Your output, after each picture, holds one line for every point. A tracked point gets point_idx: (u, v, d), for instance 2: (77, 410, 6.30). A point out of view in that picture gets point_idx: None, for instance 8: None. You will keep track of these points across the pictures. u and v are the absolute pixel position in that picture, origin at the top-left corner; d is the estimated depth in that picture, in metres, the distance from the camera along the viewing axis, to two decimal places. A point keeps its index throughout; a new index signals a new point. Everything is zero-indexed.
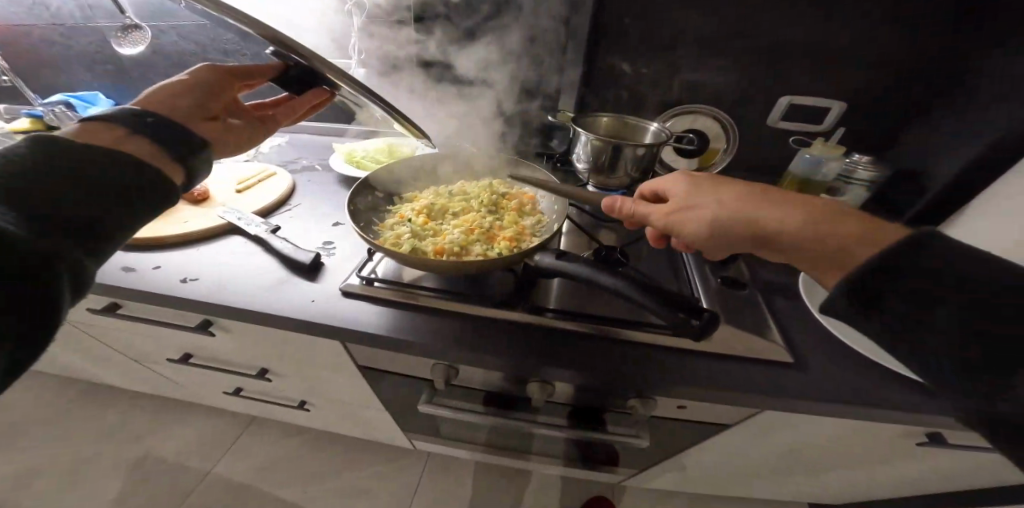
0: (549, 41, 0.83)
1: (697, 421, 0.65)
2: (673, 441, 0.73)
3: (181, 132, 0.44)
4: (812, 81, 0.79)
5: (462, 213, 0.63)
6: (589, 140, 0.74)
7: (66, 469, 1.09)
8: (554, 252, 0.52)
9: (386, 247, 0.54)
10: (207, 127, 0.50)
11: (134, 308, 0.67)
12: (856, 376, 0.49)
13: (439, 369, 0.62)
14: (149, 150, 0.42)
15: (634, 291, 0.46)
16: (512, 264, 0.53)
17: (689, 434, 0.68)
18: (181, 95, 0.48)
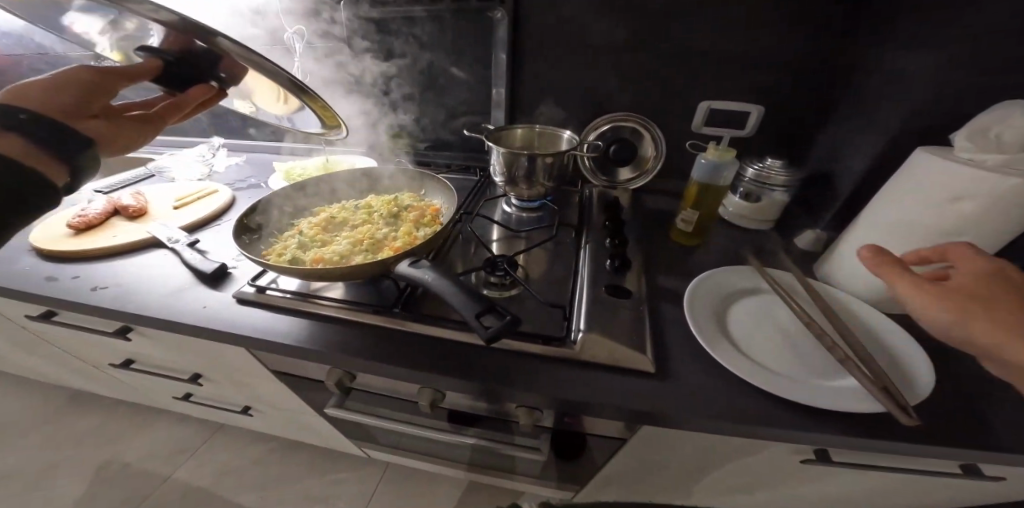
0: (471, 55, 0.87)
1: (593, 432, 0.64)
2: (586, 454, 0.72)
3: (60, 131, 0.46)
4: (726, 87, 0.78)
5: (361, 226, 0.66)
6: (500, 151, 0.74)
7: (38, 472, 1.15)
8: (413, 260, 0.52)
9: (267, 258, 0.57)
10: (89, 127, 0.51)
11: (67, 316, 0.70)
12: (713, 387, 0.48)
13: (335, 374, 0.65)
14: (24, 148, 0.45)
15: (455, 294, 0.46)
16: (380, 270, 0.54)
17: (594, 445, 0.67)
18: (53, 94, 0.49)
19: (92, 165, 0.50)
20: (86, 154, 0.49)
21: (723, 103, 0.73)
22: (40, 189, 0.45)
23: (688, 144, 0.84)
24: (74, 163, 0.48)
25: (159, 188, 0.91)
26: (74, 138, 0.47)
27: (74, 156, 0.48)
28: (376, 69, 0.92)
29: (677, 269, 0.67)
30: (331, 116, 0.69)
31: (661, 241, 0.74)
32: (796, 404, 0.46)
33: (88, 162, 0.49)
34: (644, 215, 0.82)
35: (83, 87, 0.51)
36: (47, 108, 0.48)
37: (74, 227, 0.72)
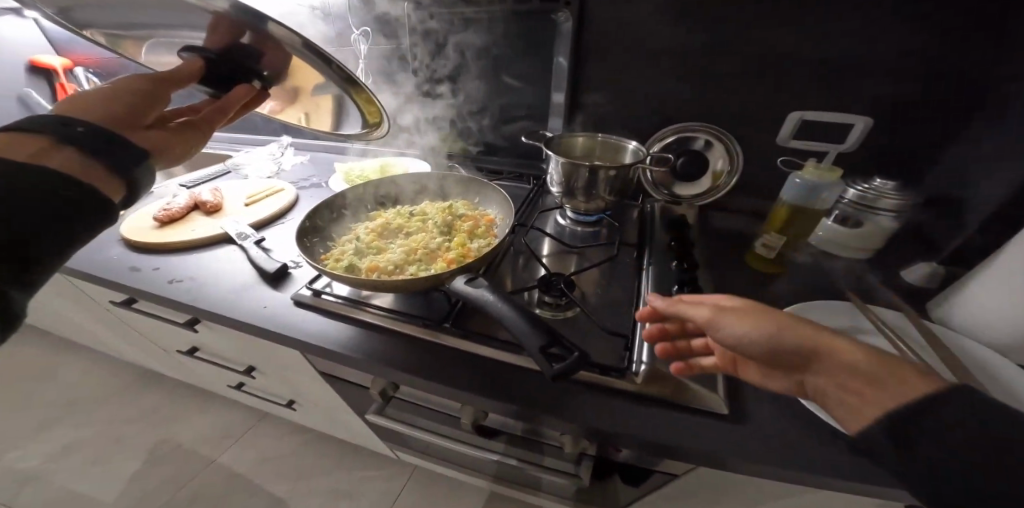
0: (530, 58, 0.84)
1: (643, 468, 0.58)
2: (630, 488, 0.66)
3: (116, 142, 0.45)
4: (817, 94, 0.70)
5: (416, 234, 0.66)
6: (560, 162, 0.70)
7: (107, 444, 1.26)
8: (468, 277, 0.50)
9: (324, 263, 0.57)
10: (147, 137, 0.51)
11: (145, 304, 0.75)
12: (800, 443, 0.42)
13: (379, 383, 0.64)
14: (80, 165, 0.44)
15: (515, 318, 0.43)
16: (433, 285, 0.53)
17: (642, 481, 0.62)
18: (110, 103, 0.48)
19: (147, 179, 0.49)
20: (141, 166, 0.48)
21: (819, 114, 0.65)
22: (99, 209, 0.44)
23: (778, 161, 0.75)
24: (130, 180, 0.47)
25: (231, 185, 0.96)
26: (132, 153, 0.47)
27: (132, 171, 0.47)
28: (434, 73, 0.92)
29: (753, 298, 0.60)
30: (374, 111, 0.69)
31: (731, 265, 0.67)
32: (909, 475, 0.38)
33: (144, 177, 0.49)
34: (712, 235, 0.74)
35: (138, 95, 0.50)
36: (104, 118, 0.47)
37: (160, 220, 0.77)
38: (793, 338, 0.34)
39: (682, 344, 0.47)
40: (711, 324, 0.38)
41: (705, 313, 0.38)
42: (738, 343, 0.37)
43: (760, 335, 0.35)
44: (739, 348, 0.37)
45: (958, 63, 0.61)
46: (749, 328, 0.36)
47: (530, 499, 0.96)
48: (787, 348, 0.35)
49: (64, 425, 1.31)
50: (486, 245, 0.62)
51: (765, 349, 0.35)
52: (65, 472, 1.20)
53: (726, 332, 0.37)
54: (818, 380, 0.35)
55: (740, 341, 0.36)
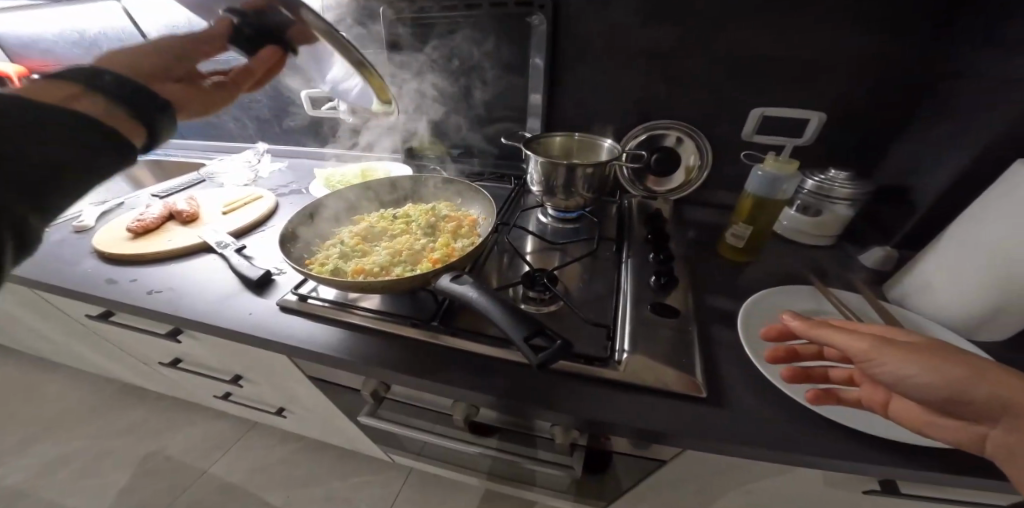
0: (507, 60, 0.86)
1: (629, 453, 0.61)
2: (617, 473, 0.69)
3: (146, 96, 0.47)
4: (781, 92, 0.74)
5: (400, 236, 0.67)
6: (539, 161, 0.73)
7: (88, 462, 1.22)
8: (453, 276, 0.52)
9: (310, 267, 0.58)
10: (170, 91, 0.53)
11: (123, 316, 0.73)
12: (770, 419, 0.45)
13: (370, 384, 0.65)
14: (106, 112, 0.44)
15: (500, 314, 0.45)
16: (418, 284, 0.54)
17: (628, 465, 0.65)
18: (141, 54, 0.50)
19: (167, 132, 0.50)
20: (164, 120, 0.49)
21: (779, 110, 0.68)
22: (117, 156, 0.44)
23: (743, 155, 0.79)
24: (150, 123, 0.47)
25: (208, 193, 0.94)
26: (154, 102, 0.47)
27: (155, 118, 0.47)
28: (412, 76, 0.93)
29: (726, 287, 0.63)
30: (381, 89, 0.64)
31: (705, 256, 0.70)
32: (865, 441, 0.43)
33: (165, 128, 0.49)
34: (687, 228, 0.78)
35: (174, 53, 0.52)
36: (136, 73, 0.49)
37: (133, 231, 0.75)
38: (945, 373, 0.33)
39: (816, 371, 0.47)
40: (874, 356, 0.36)
41: (867, 346, 0.36)
42: (903, 382, 0.35)
43: (921, 371, 0.34)
44: (903, 385, 0.35)
45: (903, 62, 0.66)
46: (915, 365, 0.34)
47: (523, 492, 0.98)
48: (948, 385, 0.34)
49: (39, 447, 1.26)
50: (470, 244, 0.64)
51: (930, 387, 0.34)
52: (43, 494, 1.16)
53: (886, 365, 0.35)
54: (1003, 431, 0.33)
55: (903, 379, 0.35)
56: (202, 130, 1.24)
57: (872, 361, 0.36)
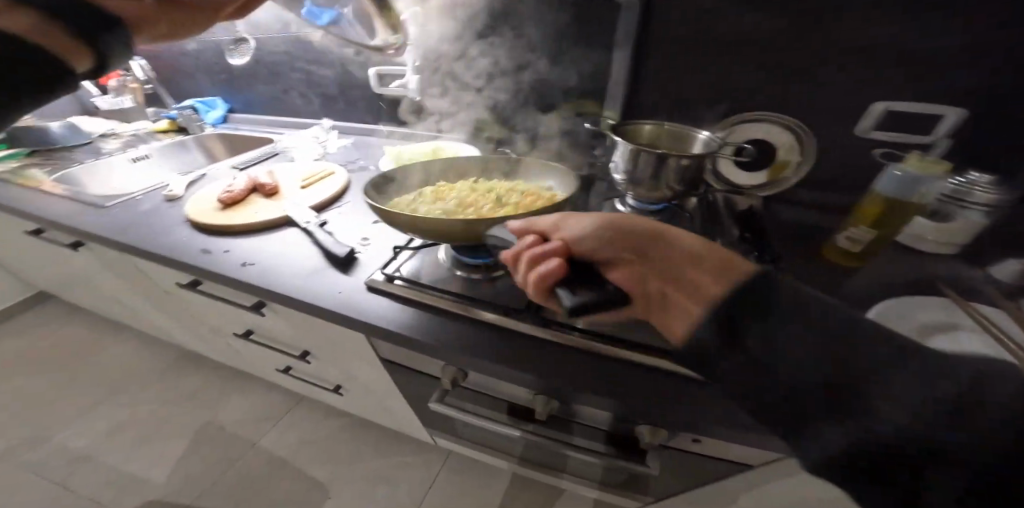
0: (593, 39, 0.82)
1: (715, 458, 0.60)
2: (692, 476, 0.68)
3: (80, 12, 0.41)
4: (904, 82, 0.66)
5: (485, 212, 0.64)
6: (628, 147, 0.68)
7: (150, 426, 1.29)
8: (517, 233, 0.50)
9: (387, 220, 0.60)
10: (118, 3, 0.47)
11: (210, 286, 0.75)
12: None
13: (449, 371, 0.63)
14: (33, 27, 0.39)
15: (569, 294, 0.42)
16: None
17: (710, 470, 0.63)
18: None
19: (122, 54, 0.45)
20: (109, 40, 0.43)
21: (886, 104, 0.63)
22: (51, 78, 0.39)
23: (875, 154, 0.72)
24: (97, 46, 0.42)
25: (283, 168, 0.95)
26: (95, 16, 0.42)
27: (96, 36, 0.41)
28: (491, 56, 0.91)
29: (838, 292, 0.58)
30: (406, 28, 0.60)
31: (807, 258, 0.65)
32: None
33: (115, 51, 0.43)
34: (781, 227, 0.73)
35: None
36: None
37: (222, 202, 0.77)
38: (656, 244, 0.38)
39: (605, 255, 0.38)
40: (562, 220, 0.43)
41: (535, 220, 0.46)
42: (576, 230, 0.40)
43: (661, 249, 0.38)
44: (584, 238, 0.39)
45: None
46: (593, 218, 0.41)
47: (554, 480, 0.98)
48: (641, 234, 0.39)
49: (108, 406, 1.34)
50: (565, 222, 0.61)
51: (598, 227, 0.39)
52: (110, 453, 1.22)
53: (573, 222, 0.42)
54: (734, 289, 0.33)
55: (583, 234, 0.39)
56: (270, 106, 1.27)
57: (558, 227, 0.42)
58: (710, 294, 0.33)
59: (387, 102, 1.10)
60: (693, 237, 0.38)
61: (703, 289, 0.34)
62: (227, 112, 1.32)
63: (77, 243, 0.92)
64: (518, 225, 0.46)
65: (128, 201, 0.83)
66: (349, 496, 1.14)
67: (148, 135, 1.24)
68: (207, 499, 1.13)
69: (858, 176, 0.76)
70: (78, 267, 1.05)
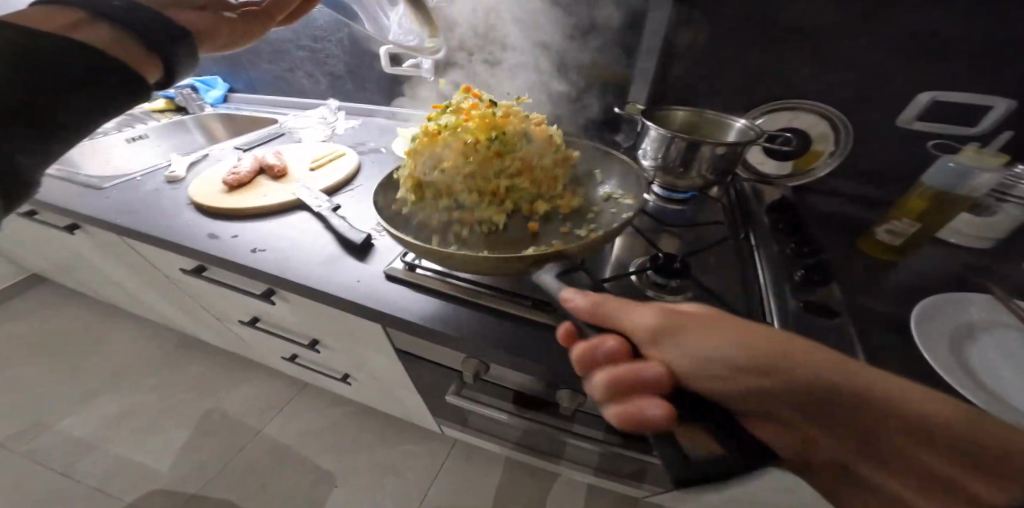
0: (623, 21, 0.78)
1: None
2: None
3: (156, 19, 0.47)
4: (955, 72, 0.63)
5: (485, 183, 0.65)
6: (660, 134, 0.65)
7: (152, 414, 1.26)
8: (560, 271, 0.50)
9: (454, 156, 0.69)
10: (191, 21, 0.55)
11: (217, 271, 0.72)
12: None
13: (470, 364, 0.61)
14: (108, 40, 0.44)
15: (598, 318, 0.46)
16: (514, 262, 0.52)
17: None
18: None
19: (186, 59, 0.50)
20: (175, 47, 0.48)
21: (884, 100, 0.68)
22: (131, 86, 0.45)
23: (930, 144, 0.69)
24: (165, 59, 0.48)
25: (291, 150, 0.91)
26: (167, 30, 0.48)
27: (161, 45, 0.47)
28: (513, 37, 0.87)
29: (876, 289, 0.56)
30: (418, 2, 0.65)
31: (845, 252, 0.63)
32: None
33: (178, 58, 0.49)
34: (811, 219, 0.71)
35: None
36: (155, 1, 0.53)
37: (229, 184, 0.74)
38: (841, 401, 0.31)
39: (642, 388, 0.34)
40: (664, 327, 0.37)
41: (605, 304, 0.40)
42: (686, 357, 0.35)
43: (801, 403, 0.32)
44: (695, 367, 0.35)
45: None
46: (704, 339, 0.36)
47: (551, 465, 0.99)
48: (800, 387, 0.32)
49: (107, 394, 1.31)
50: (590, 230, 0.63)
51: (733, 363, 0.34)
52: (111, 442, 1.20)
53: (672, 336, 0.37)
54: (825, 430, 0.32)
55: (693, 363, 0.35)
56: (274, 85, 1.22)
57: (656, 341, 0.37)
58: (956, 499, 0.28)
59: (398, 82, 1.06)
60: (899, 380, 0.31)
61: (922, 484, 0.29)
62: (227, 92, 1.28)
63: (72, 225, 0.87)
64: (583, 304, 0.41)
65: (127, 182, 0.79)
66: (356, 486, 1.13)
67: (144, 114, 1.19)
68: (214, 489, 1.11)
69: (891, 167, 0.74)
70: (74, 252, 1.00)
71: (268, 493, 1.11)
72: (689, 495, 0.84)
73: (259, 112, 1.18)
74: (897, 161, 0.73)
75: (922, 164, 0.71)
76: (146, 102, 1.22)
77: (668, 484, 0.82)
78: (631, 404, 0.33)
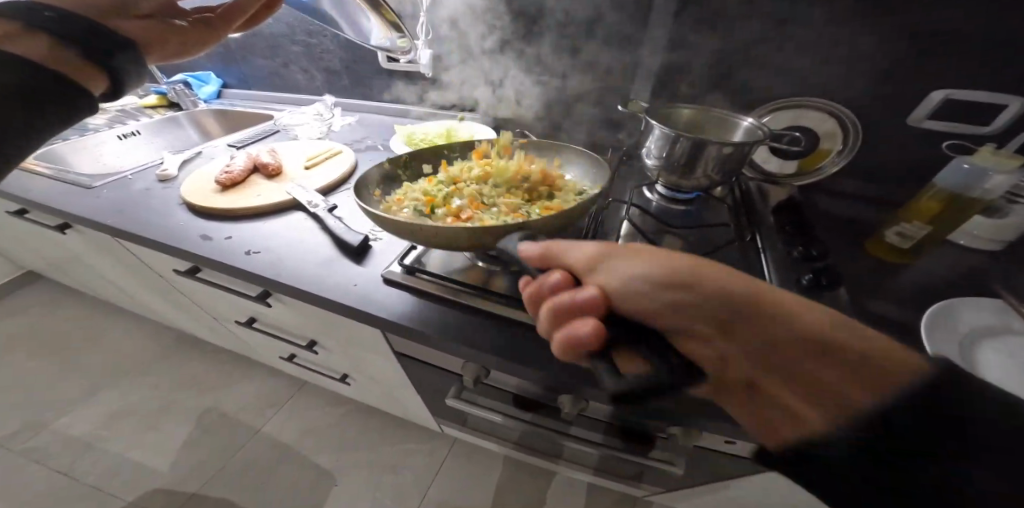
0: (626, 17, 0.76)
1: (741, 459, 0.59)
2: (711, 471, 0.67)
3: (103, 33, 0.45)
4: (971, 69, 0.61)
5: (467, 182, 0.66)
6: (664, 133, 0.63)
7: (148, 413, 1.26)
8: (524, 237, 0.45)
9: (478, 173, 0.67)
10: (135, 26, 0.51)
11: (211, 273, 0.71)
12: None
13: (471, 369, 0.59)
14: (50, 54, 0.43)
15: None
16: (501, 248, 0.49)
17: (734, 467, 0.61)
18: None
19: (134, 68, 0.48)
20: (124, 58, 0.46)
21: (895, 99, 0.67)
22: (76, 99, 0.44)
23: (946, 145, 0.67)
24: (111, 71, 0.46)
25: (287, 147, 0.89)
26: (110, 39, 0.45)
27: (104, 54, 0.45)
28: (512, 33, 0.85)
29: (886, 294, 0.55)
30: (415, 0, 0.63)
31: (854, 254, 0.62)
32: None
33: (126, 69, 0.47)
34: (819, 221, 0.70)
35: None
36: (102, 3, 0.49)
37: (222, 184, 0.72)
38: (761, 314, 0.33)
39: (576, 312, 0.34)
40: (601, 258, 0.37)
41: (551, 246, 0.40)
42: (628, 290, 0.35)
43: (745, 324, 0.33)
44: (632, 293, 0.34)
45: None
46: (642, 263, 0.36)
47: (551, 464, 0.98)
48: (714, 298, 0.34)
49: (105, 392, 1.31)
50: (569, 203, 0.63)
51: (662, 286, 0.34)
52: (108, 440, 1.19)
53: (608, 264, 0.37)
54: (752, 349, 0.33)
55: (640, 293, 0.34)
56: (269, 81, 1.19)
57: (594, 268, 0.37)
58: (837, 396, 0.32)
59: (396, 78, 1.03)
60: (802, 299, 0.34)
61: (810, 390, 0.32)
62: (221, 88, 1.26)
63: (64, 224, 0.86)
64: (534, 250, 0.40)
65: (118, 181, 0.78)
66: (355, 485, 1.13)
67: (137, 110, 1.17)
68: (214, 488, 1.11)
69: (903, 167, 0.72)
70: (67, 250, 0.99)
71: (267, 492, 1.11)
72: (689, 496, 0.83)
73: (254, 108, 1.16)
74: (908, 162, 0.71)
75: (934, 164, 0.69)
76: (138, 98, 1.20)
77: (668, 484, 0.82)
78: (569, 328, 0.32)
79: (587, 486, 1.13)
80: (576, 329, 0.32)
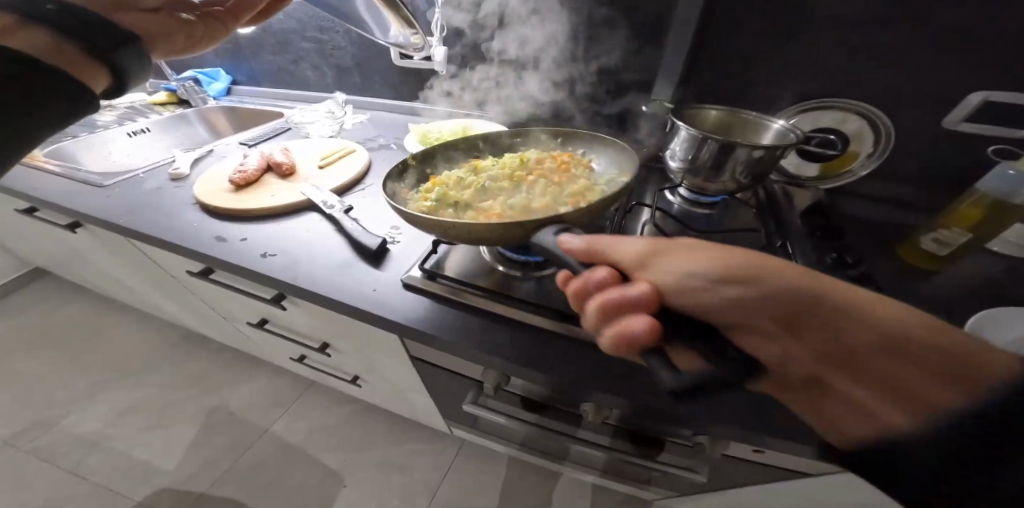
0: (649, 15, 0.74)
1: (769, 470, 0.57)
2: (733, 479, 0.66)
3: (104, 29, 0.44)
4: (1012, 70, 0.59)
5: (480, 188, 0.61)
6: (691, 134, 0.61)
7: (155, 412, 1.25)
8: (560, 229, 0.44)
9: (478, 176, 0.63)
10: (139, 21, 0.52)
11: (224, 274, 0.69)
12: None
13: (490, 375, 0.58)
14: (45, 46, 0.41)
15: None
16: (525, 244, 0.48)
17: (759, 476, 0.60)
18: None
19: (135, 63, 0.47)
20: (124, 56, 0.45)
21: (929, 100, 0.65)
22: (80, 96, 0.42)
23: (990, 152, 0.65)
24: (112, 66, 0.45)
25: (299, 146, 0.87)
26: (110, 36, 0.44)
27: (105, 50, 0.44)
28: (529, 30, 0.83)
29: (923, 302, 0.53)
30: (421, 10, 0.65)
31: (885, 260, 0.60)
32: None
33: (127, 65, 0.46)
34: (847, 226, 0.68)
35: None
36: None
37: (235, 183, 0.71)
38: (821, 316, 0.32)
39: (624, 305, 0.32)
40: (653, 252, 0.37)
41: (598, 242, 0.39)
42: (674, 276, 0.34)
43: (786, 309, 0.32)
44: (685, 285, 0.34)
45: None
46: (692, 258, 0.36)
47: (561, 467, 0.97)
48: (781, 298, 0.33)
49: (113, 390, 1.30)
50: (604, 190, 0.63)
51: (716, 281, 0.34)
52: (115, 439, 1.19)
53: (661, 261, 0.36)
54: (802, 338, 0.32)
55: (684, 282, 0.34)
56: (278, 78, 1.18)
57: (645, 264, 0.36)
58: (910, 395, 0.30)
59: (409, 77, 1.02)
60: (872, 295, 0.33)
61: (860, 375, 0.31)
62: (230, 84, 1.25)
63: (74, 223, 0.85)
64: (578, 244, 0.39)
65: (129, 179, 0.76)
66: (362, 485, 1.12)
67: (146, 107, 1.16)
68: (221, 487, 1.10)
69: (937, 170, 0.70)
70: (77, 248, 0.98)
71: (274, 492, 1.10)
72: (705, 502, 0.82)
73: (264, 106, 1.15)
74: (941, 165, 0.69)
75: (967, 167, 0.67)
76: (147, 95, 1.19)
77: (681, 489, 0.80)
78: (620, 322, 0.31)
79: (596, 488, 1.12)
80: (627, 325, 0.31)
